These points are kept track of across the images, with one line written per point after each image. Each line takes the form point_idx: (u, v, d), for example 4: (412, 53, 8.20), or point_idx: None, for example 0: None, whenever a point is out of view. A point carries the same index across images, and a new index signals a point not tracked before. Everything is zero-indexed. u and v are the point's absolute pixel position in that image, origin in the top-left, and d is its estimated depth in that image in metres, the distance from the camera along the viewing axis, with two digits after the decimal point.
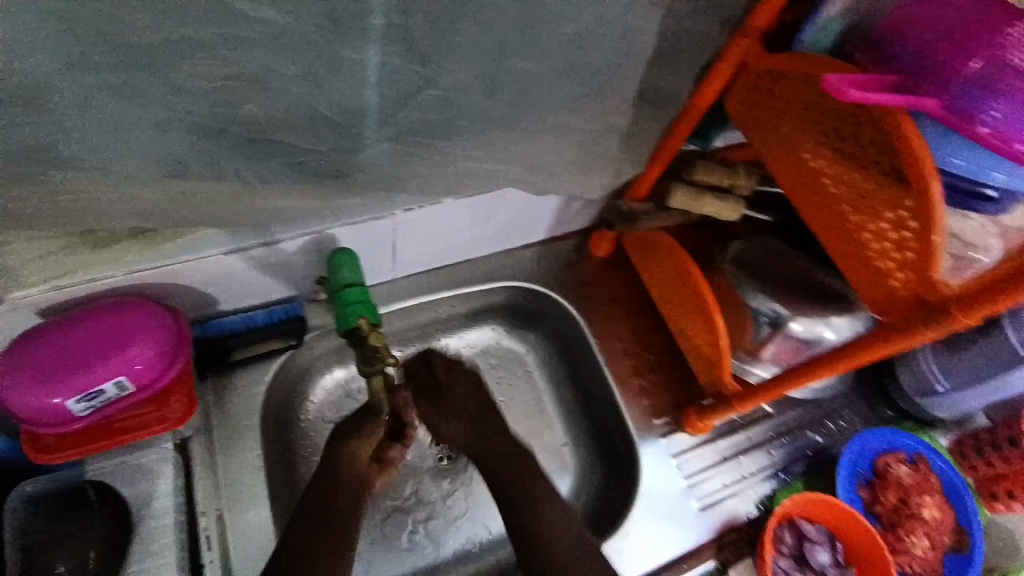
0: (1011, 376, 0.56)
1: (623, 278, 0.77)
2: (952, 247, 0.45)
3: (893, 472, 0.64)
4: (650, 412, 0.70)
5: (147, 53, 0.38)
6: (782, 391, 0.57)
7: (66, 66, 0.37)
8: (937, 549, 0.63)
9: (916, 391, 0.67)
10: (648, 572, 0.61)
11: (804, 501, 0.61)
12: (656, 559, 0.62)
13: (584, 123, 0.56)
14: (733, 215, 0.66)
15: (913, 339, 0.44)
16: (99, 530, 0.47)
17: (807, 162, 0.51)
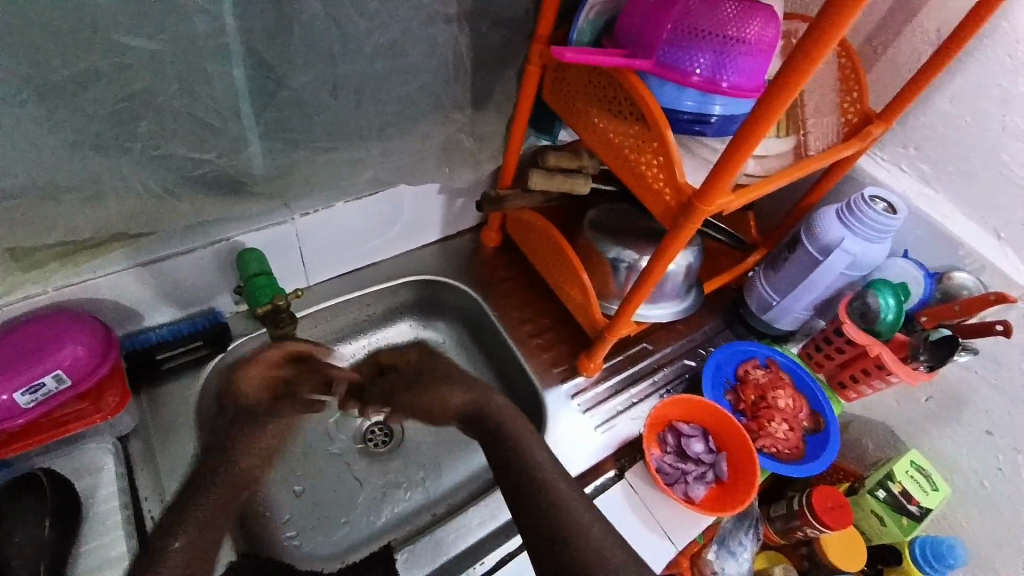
0: (816, 276, 0.80)
1: (513, 260, 0.94)
2: (696, 168, 0.62)
3: (751, 376, 0.81)
4: (548, 363, 0.83)
5: (52, 84, 0.45)
6: (632, 309, 0.70)
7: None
8: (796, 430, 0.78)
9: (759, 309, 0.88)
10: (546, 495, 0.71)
11: (678, 406, 0.75)
12: None
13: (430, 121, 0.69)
14: (586, 188, 0.81)
15: (684, 234, 0.56)
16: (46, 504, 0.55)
17: (597, 126, 0.64)
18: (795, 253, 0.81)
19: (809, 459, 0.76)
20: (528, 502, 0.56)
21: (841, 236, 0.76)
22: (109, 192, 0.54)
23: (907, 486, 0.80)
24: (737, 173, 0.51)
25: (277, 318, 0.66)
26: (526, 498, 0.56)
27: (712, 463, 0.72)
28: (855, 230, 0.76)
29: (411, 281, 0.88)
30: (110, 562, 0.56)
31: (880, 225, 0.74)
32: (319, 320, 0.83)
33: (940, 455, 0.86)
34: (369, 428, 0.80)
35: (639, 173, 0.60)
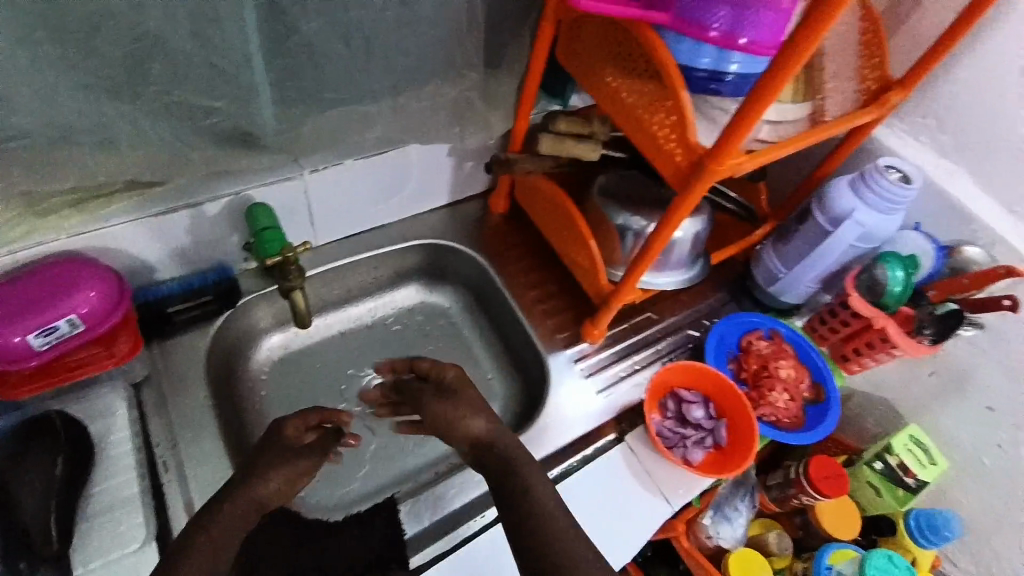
0: (825, 247, 0.79)
1: (520, 227, 0.93)
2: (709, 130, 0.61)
3: (754, 346, 0.82)
4: (553, 328, 0.83)
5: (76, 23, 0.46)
6: (639, 274, 0.70)
7: (19, 41, 0.45)
8: (796, 400, 0.79)
9: (766, 282, 0.88)
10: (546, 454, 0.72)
11: (681, 372, 0.75)
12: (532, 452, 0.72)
13: (446, 87, 0.71)
14: (592, 155, 0.79)
15: (694, 195, 0.56)
16: (67, 443, 0.58)
17: (610, 85, 0.63)
18: (805, 224, 0.81)
19: (807, 429, 0.77)
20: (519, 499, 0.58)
21: (852, 208, 0.76)
22: (119, 136, 0.54)
23: (904, 460, 0.80)
24: (750, 131, 0.50)
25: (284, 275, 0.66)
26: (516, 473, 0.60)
27: (711, 428, 0.73)
28: (866, 200, 0.75)
29: (418, 245, 0.89)
30: (124, 502, 0.58)
31: (894, 196, 0.73)
32: (327, 280, 0.84)
33: (940, 431, 0.87)
34: (376, 386, 0.84)
35: (650, 134, 0.59)
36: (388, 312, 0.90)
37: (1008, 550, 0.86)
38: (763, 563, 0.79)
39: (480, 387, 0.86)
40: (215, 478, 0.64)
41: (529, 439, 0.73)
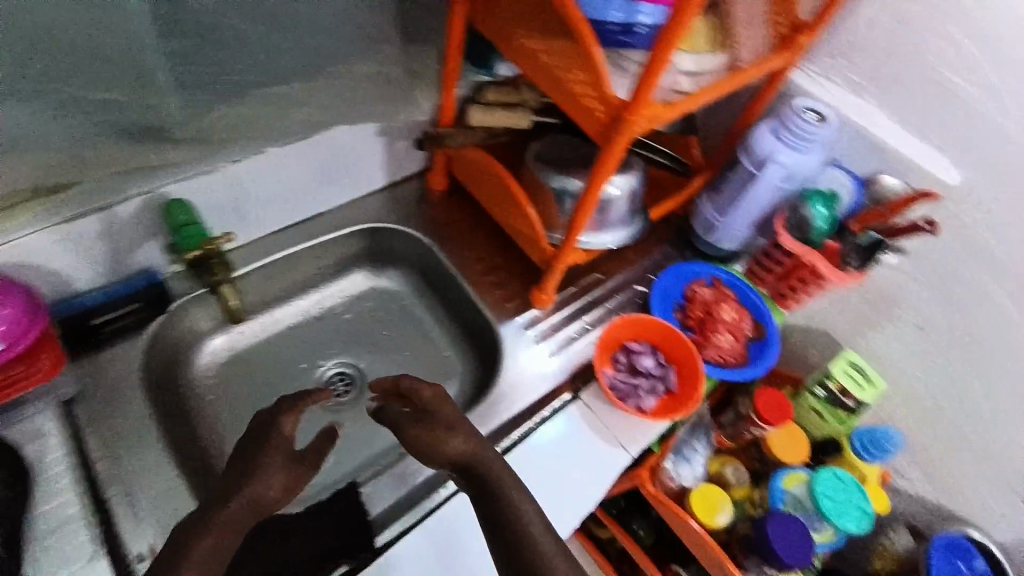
0: (754, 191, 0.83)
1: (462, 203, 0.93)
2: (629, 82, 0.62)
3: (697, 294, 0.85)
4: (502, 299, 0.84)
5: None
6: (577, 234, 0.71)
7: None
8: (740, 340, 0.83)
9: (704, 232, 0.92)
10: (505, 421, 0.73)
11: (629, 326, 0.77)
12: (492, 421, 0.73)
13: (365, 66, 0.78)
14: (523, 121, 0.81)
15: (617, 147, 0.57)
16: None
17: (527, 47, 0.63)
18: (735, 172, 0.84)
19: (751, 365, 0.81)
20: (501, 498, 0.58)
21: (774, 150, 0.79)
22: (17, 136, 0.56)
23: (843, 382, 0.85)
24: (660, 77, 0.51)
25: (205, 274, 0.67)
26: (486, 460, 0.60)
27: (663, 375, 0.75)
28: (786, 141, 0.78)
29: (359, 231, 0.87)
30: (68, 520, 0.57)
31: (811, 134, 0.76)
32: (265, 276, 0.81)
33: (877, 355, 0.92)
34: (333, 376, 0.83)
35: (571, 92, 0.59)
36: (335, 303, 0.88)
37: (947, 457, 0.92)
38: (723, 496, 0.83)
39: (438, 366, 0.86)
40: (165, 487, 0.63)
41: (488, 409, 0.74)
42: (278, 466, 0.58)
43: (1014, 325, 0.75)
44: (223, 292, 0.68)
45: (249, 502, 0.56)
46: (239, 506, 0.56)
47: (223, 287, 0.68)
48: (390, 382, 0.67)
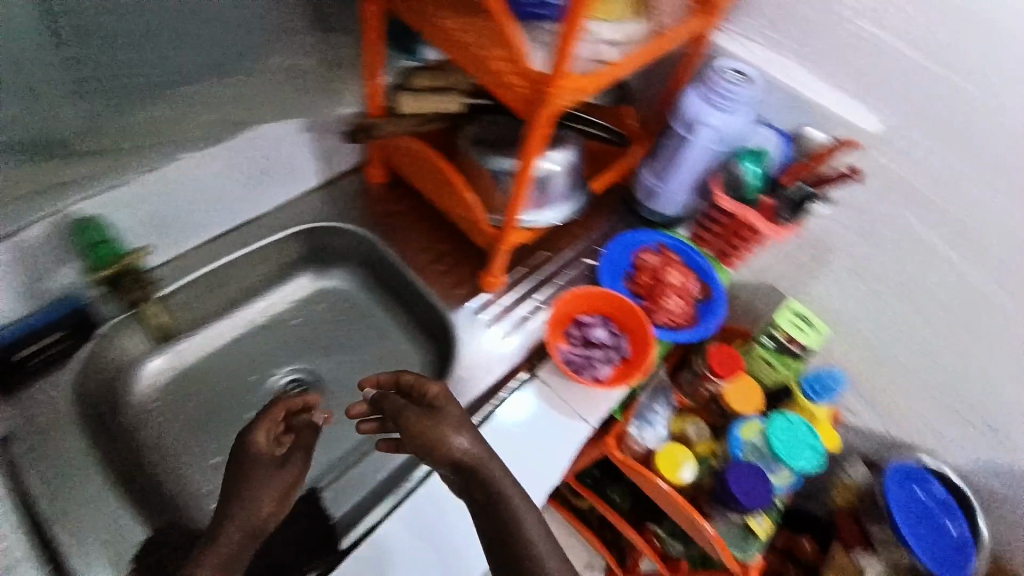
0: (688, 155, 0.84)
1: (402, 194, 0.91)
2: None
3: (645, 262, 0.86)
4: (450, 287, 0.83)
5: None
6: (516, 214, 0.71)
7: None
8: (689, 302, 0.84)
9: (647, 200, 0.93)
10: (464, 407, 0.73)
11: (579, 299, 0.78)
12: None
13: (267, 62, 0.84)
14: (455, 106, 0.80)
15: (542, 121, 0.56)
16: None
17: (443, 27, 0.62)
18: (669, 138, 0.86)
19: (699, 323, 0.83)
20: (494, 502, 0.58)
21: (703, 112, 0.81)
22: None
23: (788, 330, 0.89)
24: (576, 46, 0.51)
25: (128, 285, 0.70)
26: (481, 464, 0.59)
27: (616, 344, 0.76)
28: (711, 101, 0.80)
29: (297, 232, 0.84)
30: (15, 560, 0.57)
31: (737, 94, 0.78)
32: (201, 290, 0.79)
33: (821, 303, 0.96)
34: (288, 383, 0.82)
35: (490, 66, 0.58)
36: (281, 308, 0.86)
37: (892, 392, 0.97)
38: (685, 452, 0.86)
39: (394, 361, 0.85)
40: (109, 519, 0.62)
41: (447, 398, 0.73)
42: (272, 481, 0.60)
43: (934, 256, 0.80)
44: (147, 313, 0.73)
45: (244, 521, 0.57)
46: (235, 532, 0.56)
47: (148, 303, 0.73)
48: (389, 380, 0.66)
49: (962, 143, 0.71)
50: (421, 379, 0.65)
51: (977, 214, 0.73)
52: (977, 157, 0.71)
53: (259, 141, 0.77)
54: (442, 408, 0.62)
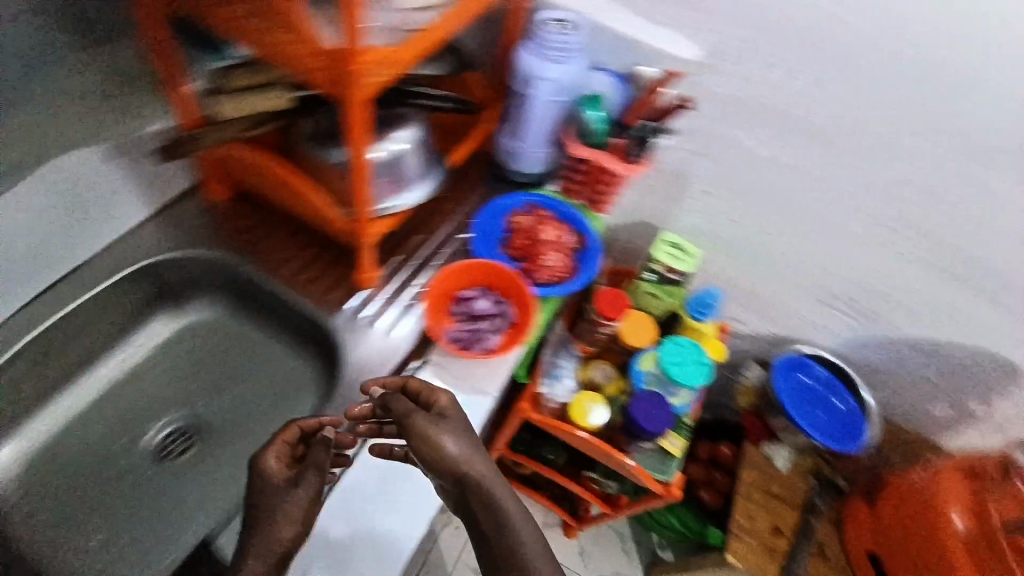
0: (534, 111, 0.84)
1: (253, 206, 0.84)
2: None
3: (517, 225, 0.86)
4: (321, 293, 0.78)
5: None
6: (366, 203, 0.67)
7: None
8: (567, 254, 0.85)
9: (511, 163, 0.93)
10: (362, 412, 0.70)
11: (455, 276, 0.76)
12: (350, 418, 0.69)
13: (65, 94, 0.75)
14: (284, 103, 0.73)
15: (355, 97, 0.54)
16: None
17: (238, 22, 0.58)
18: (513, 97, 0.85)
19: (579, 274, 0.84)
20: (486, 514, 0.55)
21: (536, 66, 0.80)
22: None
23: (663, 261, 0.94)
24: (361, 11, 0.48)
25: None
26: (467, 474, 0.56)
27: (501, 312, 0.76)
28: (544, 53, 0.79)
29: (136, 271, 0.76)
30: None
31: (561, 42, 0.78)
32: (34, 361, 0.71)
33: (691, 228, 1.01)
34: (167, 435, 0.77)
35: (287, 56, 0.56)
36: (142, 358, 0.81)
37: (768, 295, 1.05)
38: (593, 398, 0.89)
39: (282, 381, 0.80)
40: None
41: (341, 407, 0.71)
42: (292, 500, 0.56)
43: (770, 163, 0.86)
44: None
45: (267, 547, 0.54)
46: (257, 563, 0.53)
47: None
48: (395, 383, 0.65)
49: (758, 48, 0.76)
50: (429, 386, 0.63)
51: (788, 110, 0.80)
52: (780, 63, 0.76)
53: (59, 178, 0.73)
54: (449, 418, 0.60)
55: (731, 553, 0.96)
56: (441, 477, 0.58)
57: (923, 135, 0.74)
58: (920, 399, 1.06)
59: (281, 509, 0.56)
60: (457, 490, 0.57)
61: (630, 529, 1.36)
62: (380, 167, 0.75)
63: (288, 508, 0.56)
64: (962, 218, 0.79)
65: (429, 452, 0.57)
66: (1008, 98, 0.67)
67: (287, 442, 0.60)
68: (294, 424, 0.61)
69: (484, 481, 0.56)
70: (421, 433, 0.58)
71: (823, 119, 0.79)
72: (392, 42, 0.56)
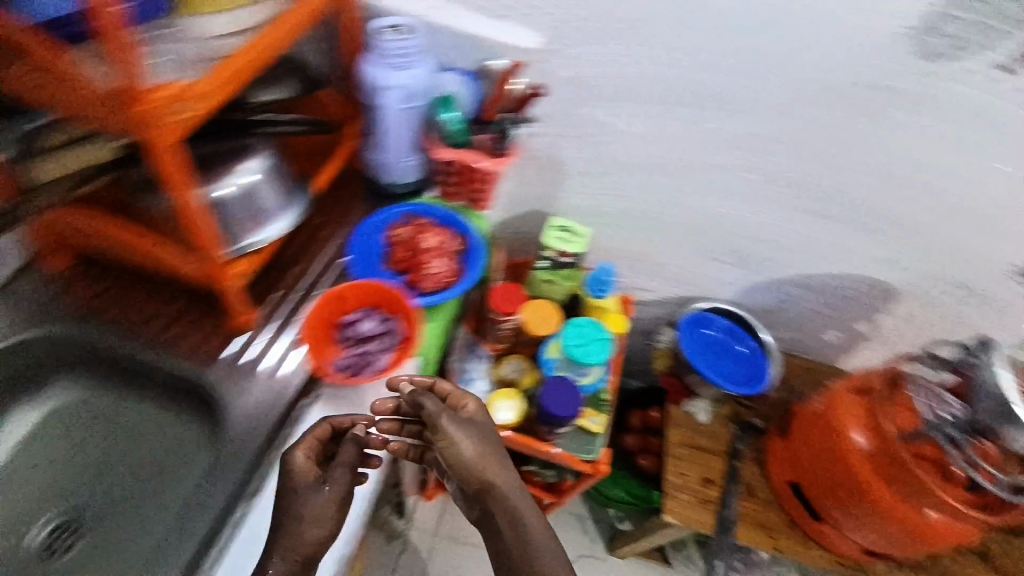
0: (390, 120, 0.82)
1: (108, 270, 0.79)
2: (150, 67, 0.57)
3: (396, 237, 0.84)
4: (195, 345, 0.74)
5: None
6: (208, 240, 0.64)
7: None
8: (451, 258, 0.84)
9: (384, 175, 0.90)
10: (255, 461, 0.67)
11: (334, 301, 0.74)
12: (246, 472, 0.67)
13: None
14: (108, 155, 0.67)
15: (153, 137, 0.52)
16: None
17: (13, 83, 0.55)
18: (368, 110, 0.83)
19: (468, 277, 0.83)
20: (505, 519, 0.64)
21: (379, 76, 0.78)
22: None
23: (550, 246, 0.95)
24: (130, 47, 0.47)
25: None
26: (492, 482, 0.64)
27: (389, 329, 0.73)
28: (389, 62, 0.78)
29: None
30: None
31: (398, 48, 0.77)
32: None
33: (577, 207, 1.03)
34: (44, 535, 0.69)
35: (81, 110, 0.53)
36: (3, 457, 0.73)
37: (662, 258, 1.09)
38: (502, 394, 0.90)
39: (169, 446, 0.74)
40: None
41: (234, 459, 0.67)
42: (322, 501, 0.61)
43: (629, 135, 0.89)
44: None
45: (298, 548, 0.59)
46: (284, 564, 0.58)
47: None
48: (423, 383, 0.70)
49: (590, 25, 0.78)
50: (455, 392, 0.70)
51: (634, 80, 0.82)
52: (611, 37, 0.78)
53: None
54: (473, 423, 0.67)
55: (668, 513, 0.99)
56: (463, 479, 0.65)
57: (757, 86, 0.78)
58: (815, 327, 1.13)
59: (313, 508, 0.61)
60: (482, 493, 0.64)
61: (586, 511, 1.37)
62: (233, 205, 0.71)
63: (318, 509, 0.61)
64: (805, 155, 0.85)
65: (454, 457, 0.64)
66: (812, 40, 0.72)
67: (316, 445, 0.65)
68: (327, 424, 0.66)
69: (507, 487, 0.65)
70: (449, 438, 0.65)
71: (666, 83, 0.81)
72: (197, 75, 0.54)
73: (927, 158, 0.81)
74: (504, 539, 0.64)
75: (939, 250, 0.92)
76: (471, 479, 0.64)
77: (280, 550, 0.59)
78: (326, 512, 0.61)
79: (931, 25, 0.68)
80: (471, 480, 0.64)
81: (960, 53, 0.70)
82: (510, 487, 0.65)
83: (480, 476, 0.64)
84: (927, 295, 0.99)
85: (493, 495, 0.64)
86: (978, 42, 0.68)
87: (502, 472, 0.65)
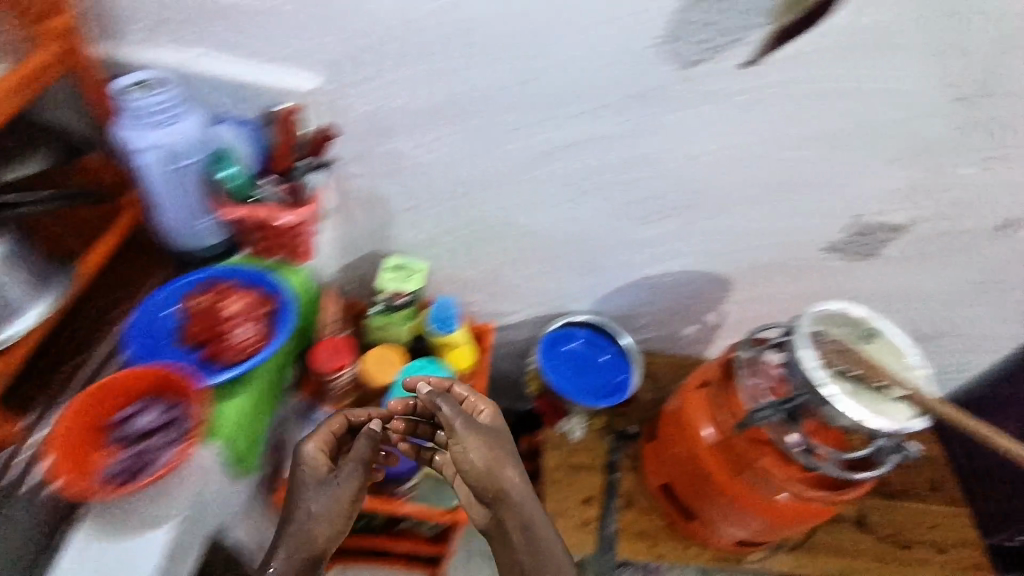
0: (162, 181, 0.75)
1: None
2: None
3: (191, 308, 0.76)
4: None
5: None
6: None
7: None
8: (257, 321, 0.76)
9: (178, 239, 0.81)
10: None
11: (104, 397, 0.67)
12: None
13: None
14: None
15: None
16: None
17: None
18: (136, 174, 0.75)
19: (276, 340, 0.76)
20: (517, 514, 0.76)
21: (135, 138, 0.71)
22: None
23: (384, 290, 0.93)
24: None
25: None
26: (508, 486, 0.75)
27: (172, 418, 0.67)
28: (147, 121, 0.71)
29: None
30: None
31: (147, 107, 0.71)
32: None
33: (410, 243, 0.99)
34: None
35: None
36: None
37: (511, 283, 1.07)
38: None
39: None
40: None
41: None
42: (326, 499, 0.77)
43: (435, 166, 0.86)
44: None
45: (305, 540, 0.75)
46: (295, 552, 0.75)
47: None
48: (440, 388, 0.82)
49: (361, 61, 0.74)
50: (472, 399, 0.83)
51: (424, 110, 0.79)
52: (381, 71, 0.75)
53: None
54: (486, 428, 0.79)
55: None
56: (478, 482, 0.75)
57: (542, 105, 0.78)
58: (674, 324, 1.15)
59: (318, 503, 0.76)
60: (496, 493, 0.75)
61: None
62: None
63: (321, 506, 0.76)
64: (605, 168, 0.85)
65: (469, 465, 0.74)
66: (572, 58, 0.73)
67: (328, 443, 0.80)
68: (343, 419, 0.82)
69: (520, 489, 0.76)
70: (467, 449, 0.74)
71: (456, 110, 0.79)
72: None
73: (717, 159, 0.84)
74: (511, 538, 0.77)
75: (759, 236, 0.94)
76: (484, 483, 0.75)
77: (290, 540, 0.75)
78: (334, 508, 0.77)
79: (675, 32, 0.70)
80: (485, 484, 0.75)
81: (713, 54, 0.72)
82: (518, 490, 0.76)
83: (491, 482, 0.75)
84: (759, 279, 1.02)
85: (506, 496, 0.75)
86: (720, 42, 0.71)
87: (516, 477, 0.76)
